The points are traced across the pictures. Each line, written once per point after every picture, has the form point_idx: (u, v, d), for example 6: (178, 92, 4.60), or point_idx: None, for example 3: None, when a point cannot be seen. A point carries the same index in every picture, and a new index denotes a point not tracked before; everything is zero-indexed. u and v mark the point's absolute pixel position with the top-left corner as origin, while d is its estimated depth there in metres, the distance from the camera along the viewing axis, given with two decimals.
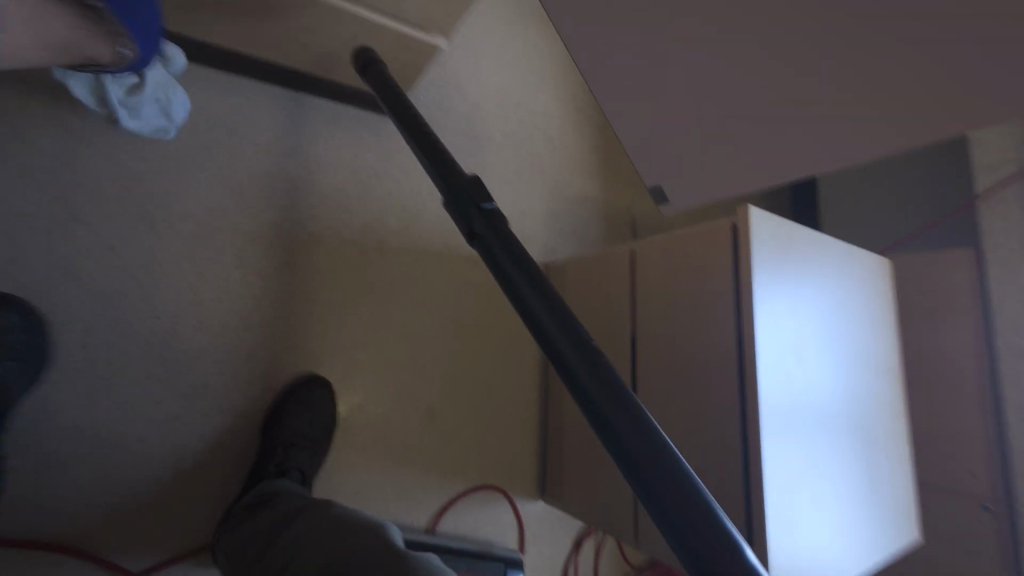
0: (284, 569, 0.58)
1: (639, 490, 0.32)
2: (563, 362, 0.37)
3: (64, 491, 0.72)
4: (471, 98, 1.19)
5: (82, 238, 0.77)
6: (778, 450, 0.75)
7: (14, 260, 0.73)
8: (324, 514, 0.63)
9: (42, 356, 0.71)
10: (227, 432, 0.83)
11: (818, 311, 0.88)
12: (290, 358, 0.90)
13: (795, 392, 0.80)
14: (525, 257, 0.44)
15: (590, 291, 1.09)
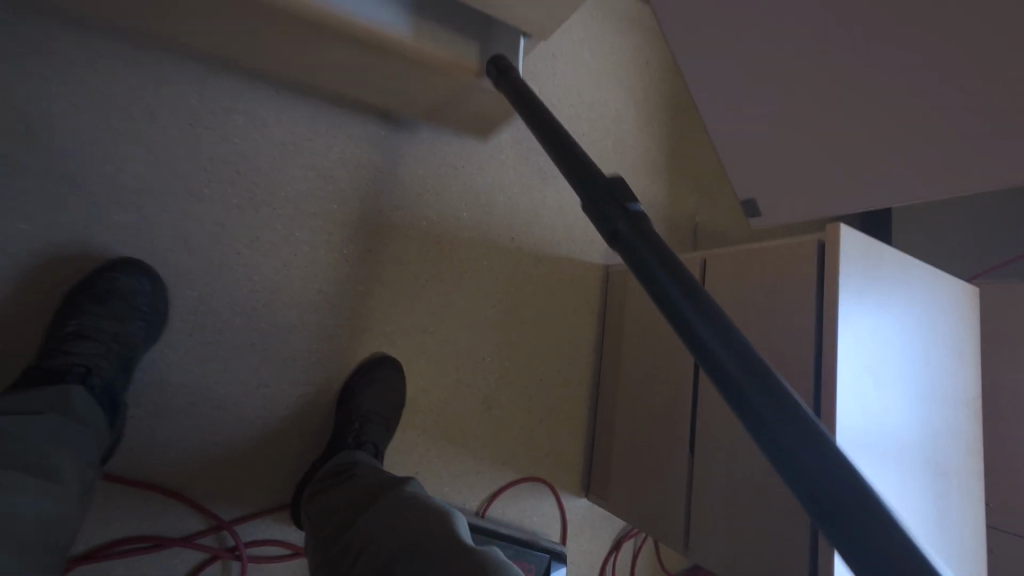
0: (359, 552, 0.62)
1: (778, 462, 0.34)
2: (697, 336, 0.39)
3: (172, 441, 0.80)
4: (547, 98, 1.21)
5: (198, 213, 0.84)
6: None
7: (142, 229, 0.81)
8: (393, 496, 0.67)
9: (163, 318, 0.79)
10: (309, 401, 0.90)
11: (901, 335, 0.85)
12: (366, 337, 0.96)
13: (871, 418, 0.78)
14: (652, 236, 0.47)
15: None
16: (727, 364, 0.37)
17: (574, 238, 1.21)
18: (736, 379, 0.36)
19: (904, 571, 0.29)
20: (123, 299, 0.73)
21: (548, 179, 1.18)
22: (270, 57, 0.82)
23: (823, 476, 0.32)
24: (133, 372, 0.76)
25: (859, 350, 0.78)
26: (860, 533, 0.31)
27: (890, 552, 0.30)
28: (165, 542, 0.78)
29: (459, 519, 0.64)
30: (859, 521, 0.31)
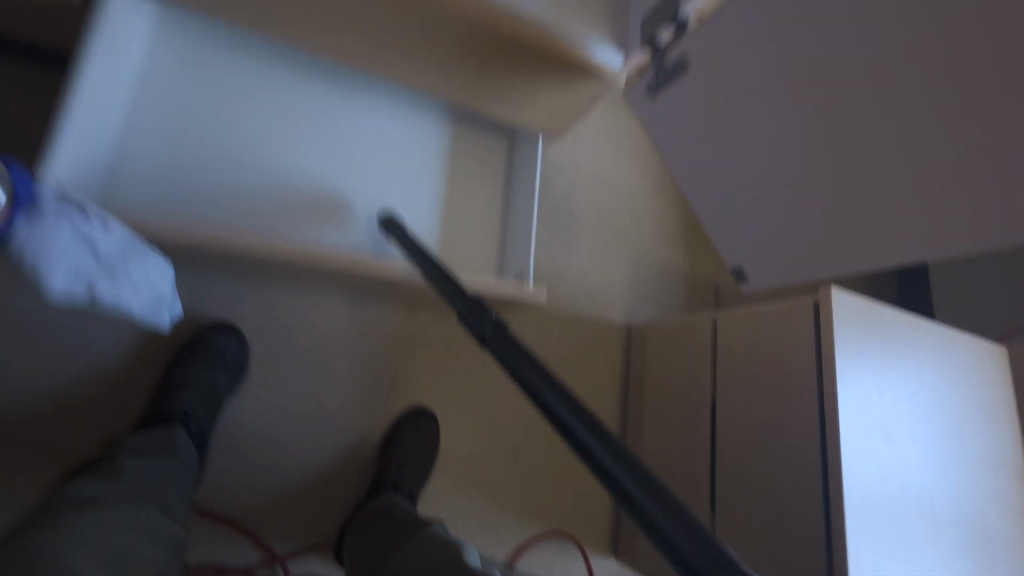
0: None
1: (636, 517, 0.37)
2: (563, 424, 0.45)
3: (241, 480, 0.93)
4: (568, 177, 1.37)
5: (275, 284, 1.02)
6: (866, 532, 0.75)
7: (232, 297, 0.99)
8: (417, 535, 0.74)
9: (244, 371, 0.95)
10: (355, 447, 1.02)
11: (913, 393, 0.88)
12: (406, 392, 1.08)
13: (886, 477, 0.80)
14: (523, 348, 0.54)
15: (672, 355, 1.16)
16: (586, 441, 0.42)
17: (596, 301, 1.32)
18: (591, 451, 0.41)
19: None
20: (216, 354, 0.90)
21: (569, 249, 1.31)
22: (297, 278, 0.95)
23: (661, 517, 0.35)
24: (217, 417, 0.91)
25: (865, 408, 0.81)
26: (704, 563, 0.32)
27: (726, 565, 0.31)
28: (227, 570, 0.89)
29: (468, 550, 0.69)
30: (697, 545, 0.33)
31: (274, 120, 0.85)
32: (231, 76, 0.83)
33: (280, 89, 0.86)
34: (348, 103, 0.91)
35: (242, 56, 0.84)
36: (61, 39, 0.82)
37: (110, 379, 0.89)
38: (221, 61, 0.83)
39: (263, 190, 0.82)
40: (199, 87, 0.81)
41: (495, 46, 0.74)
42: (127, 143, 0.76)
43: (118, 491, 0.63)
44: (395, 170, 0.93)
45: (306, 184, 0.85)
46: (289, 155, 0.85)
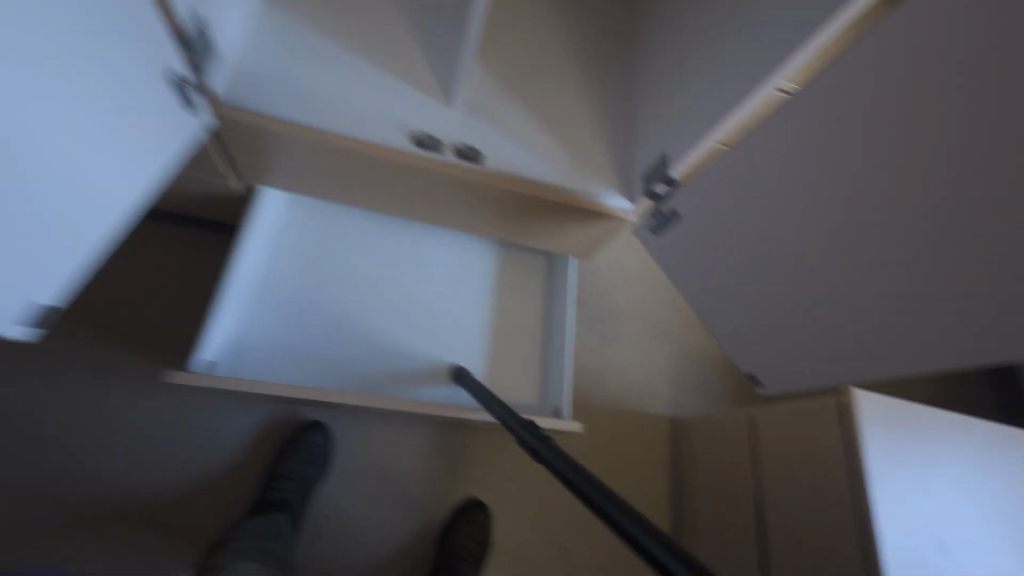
0: None
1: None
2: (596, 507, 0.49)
3: (324, 565, 1.07)
4: (605, 278, 1.50)
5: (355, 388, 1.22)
6: None
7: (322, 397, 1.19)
8: None
9: (328, 462, 1.13)
10: (419, 535, 1.14)
11: (955, 493, 0.90)
12: (464, 484, 1.21)
13: None
14: (557, 446, 0.61)
15: (715, 450, 1.20)
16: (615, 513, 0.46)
17: (639, 394, 1.39)
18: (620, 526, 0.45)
19: None
20: (309, 448, 1.09)
21: (610, 345, 1.43)
22: (365, 411, 1.15)
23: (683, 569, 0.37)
24: (308, 505, 1.08)
25: (902, 514, 0.83)
26: None
27: None
28: None
29: None
30: None
31: (365, 279, 1.09)
32: (340, 245, 1.09)
33: (374, 251, 1.11)
34: (423, 257, 1.15)
35: (359, 225, 1.12)
36: (220, 212, 1.14)
37: (228, 472, 1.09)
38: (334, 232, 1.10)
39: (351, 338, 1.04)
40: (324, 250, 1.08)
41: (531, 204, 0.95)
42: (266, 290, 1.02)
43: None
44: (455, 311, 1.13)
45: (386, 331, 1.07)
46: (374, 305, 1.08)
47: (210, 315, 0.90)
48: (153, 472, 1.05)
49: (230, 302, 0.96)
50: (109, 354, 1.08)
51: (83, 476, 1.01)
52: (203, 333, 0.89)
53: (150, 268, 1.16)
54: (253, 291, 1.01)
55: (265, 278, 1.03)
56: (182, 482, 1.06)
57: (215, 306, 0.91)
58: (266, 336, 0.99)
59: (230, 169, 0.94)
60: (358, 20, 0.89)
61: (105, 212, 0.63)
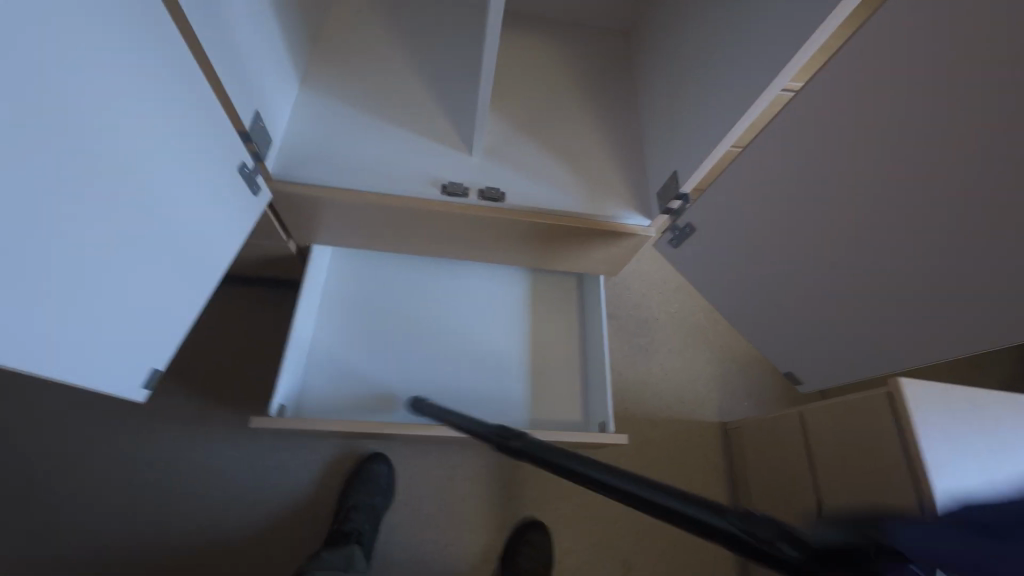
0: None
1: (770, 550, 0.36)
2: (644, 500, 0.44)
3: None
4: (637, 292, 1.54)
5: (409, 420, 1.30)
6: None
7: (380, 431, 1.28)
8: None
9: (392, 492, 1.20)
10: (481, 558, 1.19)
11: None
12: (519, 504, 1.25)
13: None
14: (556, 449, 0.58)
15: (768, 453, 1.18)
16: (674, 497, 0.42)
17: (683, 402, 1.40)
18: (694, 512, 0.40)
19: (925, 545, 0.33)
20: (373, 478, 1.17)
21: (648, 355, 1.45)
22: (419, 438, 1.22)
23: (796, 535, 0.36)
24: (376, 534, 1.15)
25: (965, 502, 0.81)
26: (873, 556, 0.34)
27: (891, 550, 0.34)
28: None
29: None
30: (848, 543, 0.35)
31: (413, 317, 1.19)
32: (387, 288, 1.20)
33: (422, 294, 1.21)
34: (465, 294, 1.23)
35: (402, 267, 1.23)
36: (276, 269, 1.28)
37: (303, 506, 1.19)
38: (385, 280, 1.21)
39: (404, 372, 1.14)
40: (374, 294, 1.19)
41: (552, 231, 1.01)
42: (326, 335, 1.13)
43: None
44: (498, 341, 1.20)
45: (434, 363, 1.15)
46: (425, 343, 1.17)
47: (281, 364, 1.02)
48: (239, 510, 1.17)
49: (297, 351, 1.08)
50: (194, 406, 1.23)
51: (182, 518, 1.14)
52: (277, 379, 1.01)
53: (222, 325, 1.31)
54: (316, 339, 1.13)
55: (327, 327, 1.14)
56: (264, 518, 1.17)
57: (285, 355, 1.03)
58: (330, 377, 1.10)
59: (285, 234, 1.07)
60: (385, 92, 1.01)
61: (178, 318, 0.69)
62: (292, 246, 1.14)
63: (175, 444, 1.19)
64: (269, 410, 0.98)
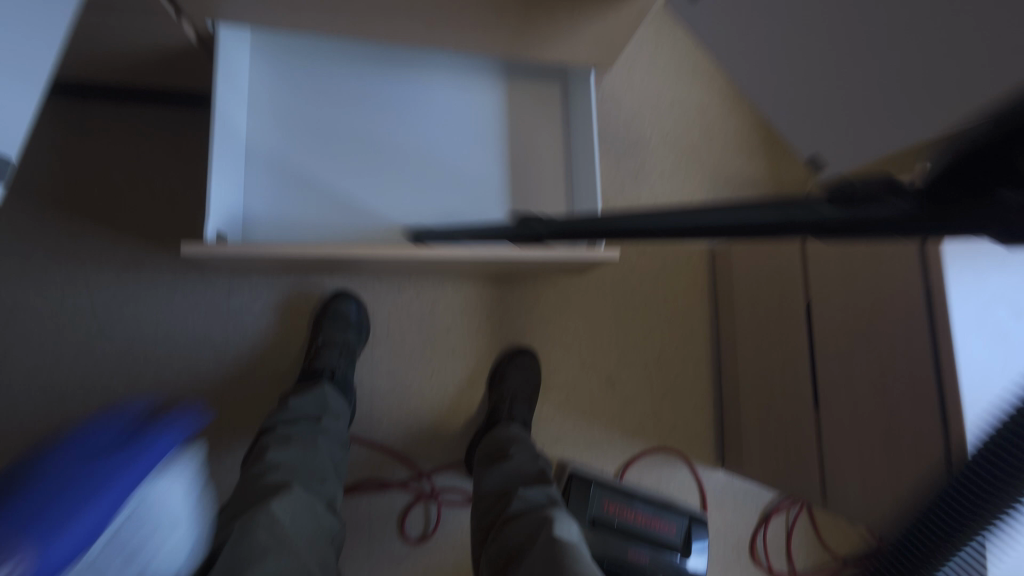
0: None
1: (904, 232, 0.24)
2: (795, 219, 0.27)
3: (385, 417, 1.14)
4: (627, 108, 1.33)
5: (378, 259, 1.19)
6: (1001, 423, 0.72)
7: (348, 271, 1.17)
8: (544, 539, 0.76)
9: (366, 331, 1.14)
10: (467, 384, 1.19)
11: None
12: (502, 334, 1.21)
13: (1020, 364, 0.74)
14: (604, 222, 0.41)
15: (758, 267, 1.14)
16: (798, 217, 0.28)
17: None
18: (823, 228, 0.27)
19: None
20: (343, 317, 1.10)
21: (638, 179, 1.31)
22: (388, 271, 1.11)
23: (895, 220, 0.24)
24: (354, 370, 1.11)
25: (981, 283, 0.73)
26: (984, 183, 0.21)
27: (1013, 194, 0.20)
28: (389, 484, 1.12)
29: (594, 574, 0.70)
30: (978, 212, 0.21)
31: (364, 133, 1.00)
32: (328, 99, 0.99)
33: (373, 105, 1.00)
34: (426, 105, 1.03)
35: (342, 72, 1.00)
36: (185, 79, 1.02)
37: (274, 347, 1.12)
38: (327, 91, 0.99)
39: (362, 198, 0.98)
40: (310, 106, 0.98)
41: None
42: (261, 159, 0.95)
43: (291, 473, 0.81)
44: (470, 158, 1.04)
45: (398, 187, 1.00)
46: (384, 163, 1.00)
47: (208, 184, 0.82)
48: (204, 355, 1.09)
49: (228, 173, 0.89)
50: (127, 251, 1.08)
51: (144, 366, 1.07)
52: (207, 201, 0.82)
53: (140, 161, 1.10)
54: (252, 162, 0.94)
55: (263, 150, 0.95)
56: (234, 362, 1.10)
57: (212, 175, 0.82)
58: (275, 207, 0.95)
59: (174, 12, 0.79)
60: None
61: None
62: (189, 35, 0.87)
63: (116, 292, 1.07)
64: (204, 237, 0.82)
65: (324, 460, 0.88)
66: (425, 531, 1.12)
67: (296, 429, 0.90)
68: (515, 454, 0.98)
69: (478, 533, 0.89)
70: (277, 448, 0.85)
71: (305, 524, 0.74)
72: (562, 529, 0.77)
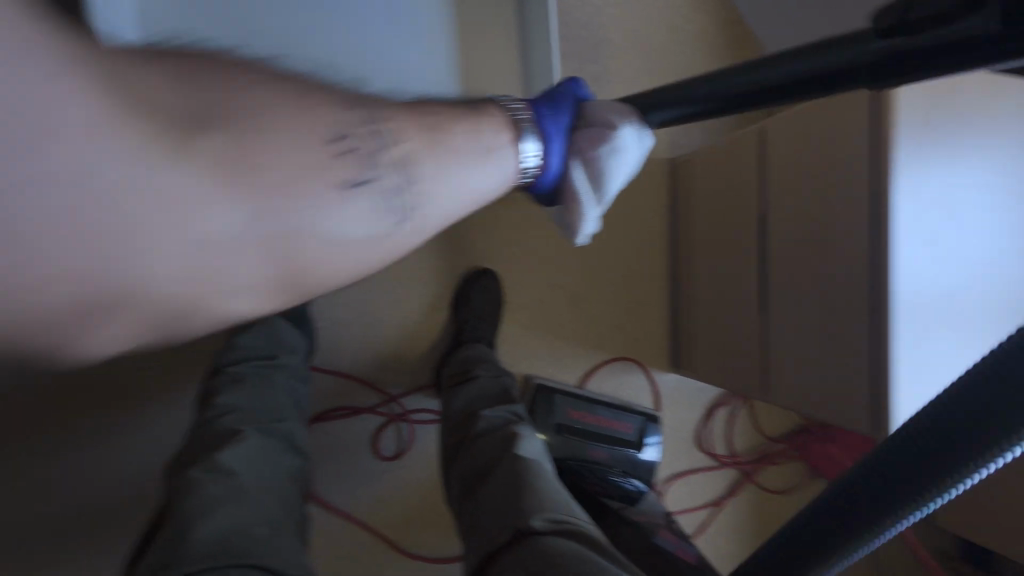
0: (473, 506, 0.79)
1: (909, 455, 0.39)
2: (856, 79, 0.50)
3: (348, 345, 1.13)
4: (589, 1, 1.21)
5: None
6: (922, 319, 0.78)
7: None
8: (506, 462, 0.80)
9: None
10: (430, 309, 1.17)
11: (988, 166, 0.80)
12: (463, 257, 1.19)
13: (942, 265, 0.79)
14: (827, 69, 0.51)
15: (717, 177, 1.14)
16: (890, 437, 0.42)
17: None
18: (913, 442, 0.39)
19: (953, 459, 0.36)
20: None
21: (601, 87, 1.23)
22: None
23: (934, 448, 0.38)
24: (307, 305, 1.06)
25: (919, 188, 0.77)
26: (933, 457, 0.38)
27: (941, 460, 0.37)
28: (361, 409, 1.13)
29: (552, 492, 0.75)
30: (938, 457, 0.37)
31: None
32: None
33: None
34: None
35: None
36: None
37: None
38: None
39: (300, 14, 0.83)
40: None
41: None
42: None
43: (246, 417, 0.81)
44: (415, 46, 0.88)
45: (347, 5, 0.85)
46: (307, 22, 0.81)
47: None
48: None
49: None
50: None
51: None
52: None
53: None
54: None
55: None
56: None
57: None
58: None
59: None
60: None
61: None
62: None
63: None
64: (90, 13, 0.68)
65: (281, 399, 0.87)
66: (400, 449, 1.16)
67: (249, 371, 0.88)
68: (480, 376, 1.00)
69: (446, 450, 0.94)
70: (229, 392, 0.83)
71: (262, 469, 0.75)
72: (524, 446, 0.83)
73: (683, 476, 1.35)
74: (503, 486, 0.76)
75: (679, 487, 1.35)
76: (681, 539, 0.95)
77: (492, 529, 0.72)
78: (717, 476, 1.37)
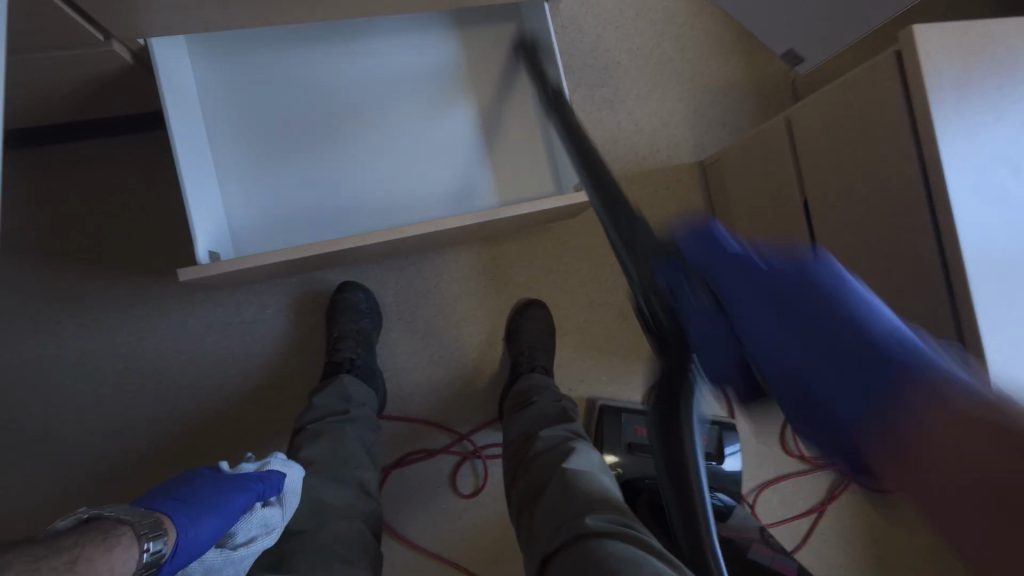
0: (532, 530, 0.81)
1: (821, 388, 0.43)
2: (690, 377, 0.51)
3: (415, 390, 1.19)
4: (591, 31, 1.26)
5: (384, 265, 1.20)
6: (1008, 279, 0.72)
7: (359, 269, 1.19)
8: (562, 477, 0.81)
9: (397, 345, 1.20)
10: (486, 345, 1.22)
11: None
12: (508, 291, 1.23)
13: (1016, 221, 0.73)
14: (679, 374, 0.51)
15: (751, 171, 1.11)
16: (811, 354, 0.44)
17: (659, 147, 1.27)
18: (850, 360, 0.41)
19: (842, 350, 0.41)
20: (352, 307, 1.12)
21: (616, 107, 1.26)
22: (383, 253, 1.11)
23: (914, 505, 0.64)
24: (377, 369, 1.14)
25: (972, 150, 0.73)
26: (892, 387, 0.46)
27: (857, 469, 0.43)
28: (434, 450, 1.18)
29: (610, 506, 0.76)
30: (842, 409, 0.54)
31: (357, 90, 1.02)
32: (326, 61, 1.02)
33: (328, 79, 1.02)
34: (382, 65, 1.03)
35: (351, 39, 1.02)
36: (139, 98, 1.00)
37: (291, 348, 1.15)
38: (317, 68, 1.01)
39: (335, 152, 1.02)
40: (309, 63, 1.01)
41: None
42: (254, 84, 0.99)
43: (324, 470, 0.89)
44: (440, 122, 1.05)
45: (380, 140, 1.03)
46: (355, 143, 1.02)
47: (180, 99, 0.90)
48: (232, 367, 1.13)
49: (226, 90, 0.98)
50: (132, 285, 1.10)
51: (177, 389, 1.11)
52: (185, 120, 0.90)
53: (114, 193, 1.10)
54: (237, 133, 0.99)
55: (254, 94, 0.99)
56: (259, 369, 1.13)
57: (183, 90, 0.92)
58: (253, 139, 0.99)
59: (101, 33, 0.76)
60: None
61: None
62: (126, 52, 0.82)
63: (132, 326, 1.10)
64: (191, 155, 0.90)
65: (355, 447, 0.94)
66: (476, 485, 1.20)
67: (325, 423, 0.96)
68: (538, 401, 1.02)
69: (507, 473, 0.95)
70: (310, 444, 0.91)
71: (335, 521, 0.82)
72: (581, 461, 0.84)
73: (773, 484, 1.27)
74: (559, 502, 0.77)
75: (770, 496, 1.27)
76: (778, 552, 0.96)
77: (552, 538, 0.74)
78: (811, 479, 1.28)
